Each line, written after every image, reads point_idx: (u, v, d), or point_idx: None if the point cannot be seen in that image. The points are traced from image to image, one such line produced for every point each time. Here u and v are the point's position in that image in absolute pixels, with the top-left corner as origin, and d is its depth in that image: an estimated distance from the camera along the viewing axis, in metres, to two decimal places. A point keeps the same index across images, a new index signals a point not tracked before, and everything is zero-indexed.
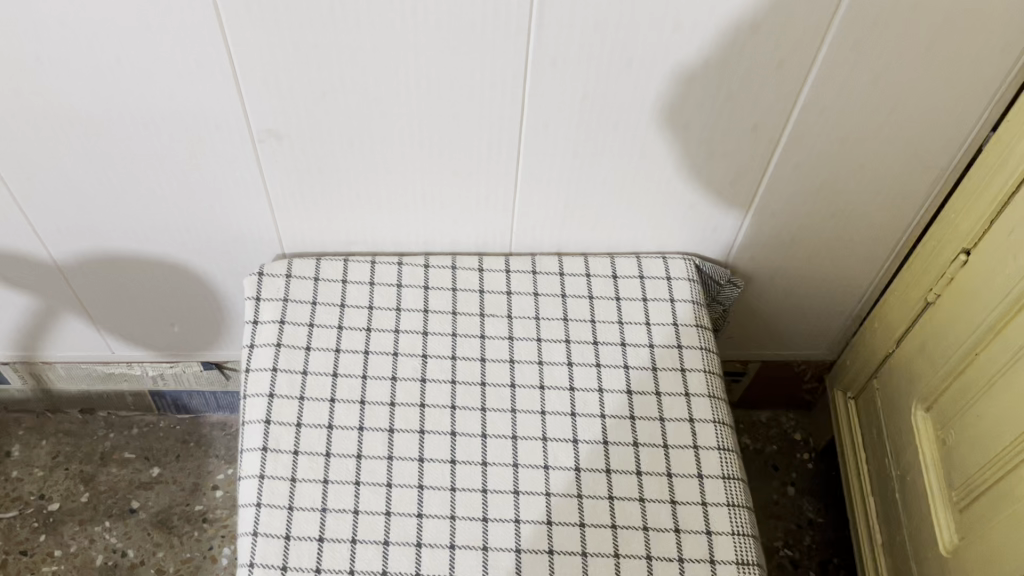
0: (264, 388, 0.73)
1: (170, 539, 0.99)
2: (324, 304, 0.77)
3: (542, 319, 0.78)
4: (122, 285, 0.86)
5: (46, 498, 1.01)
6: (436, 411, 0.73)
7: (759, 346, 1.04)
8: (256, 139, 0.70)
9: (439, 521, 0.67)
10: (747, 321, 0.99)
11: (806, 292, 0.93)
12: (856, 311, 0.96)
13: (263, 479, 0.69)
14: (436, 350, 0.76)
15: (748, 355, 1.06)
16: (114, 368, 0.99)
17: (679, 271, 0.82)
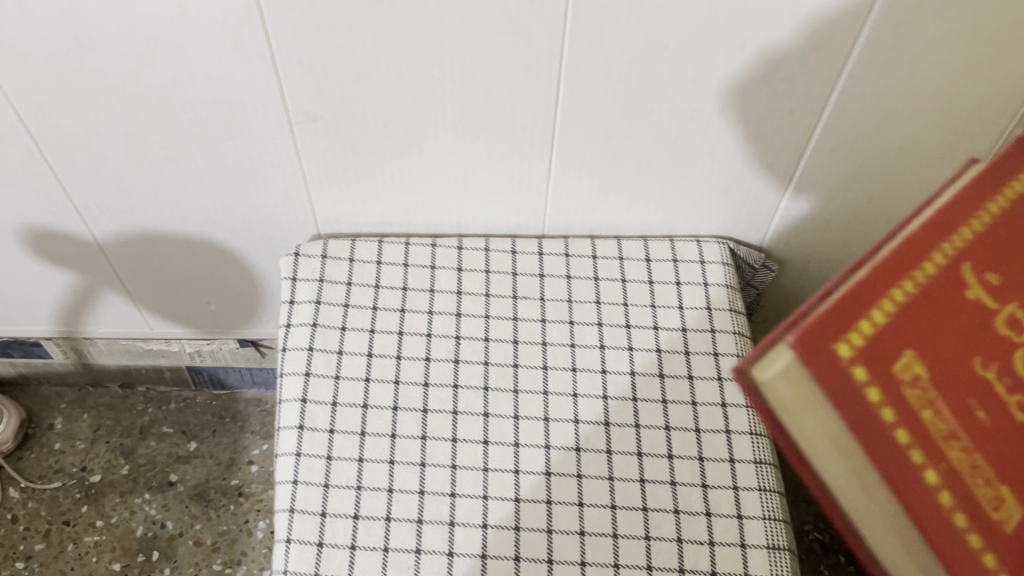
0: (301, 367, 0.74)
1: (207, 512, 1.01)
2: (359, 285, 0.78)
3: (575, 302, 0.79)
4: (162, 263, 0.87)
5: (87, 470, 1.04)
6: (469, 392, 0.73)
7: None
8: (293, 121, 0.70)
9: (471, 500, 0.68)
10: (781, 306, 0.98)
11: None
12: None
13: (299, 457, 0.70)
14: (470, 332, 0.76)
15: None
16: (153, 345, 1.00)
17: (712, 255, 0.82)
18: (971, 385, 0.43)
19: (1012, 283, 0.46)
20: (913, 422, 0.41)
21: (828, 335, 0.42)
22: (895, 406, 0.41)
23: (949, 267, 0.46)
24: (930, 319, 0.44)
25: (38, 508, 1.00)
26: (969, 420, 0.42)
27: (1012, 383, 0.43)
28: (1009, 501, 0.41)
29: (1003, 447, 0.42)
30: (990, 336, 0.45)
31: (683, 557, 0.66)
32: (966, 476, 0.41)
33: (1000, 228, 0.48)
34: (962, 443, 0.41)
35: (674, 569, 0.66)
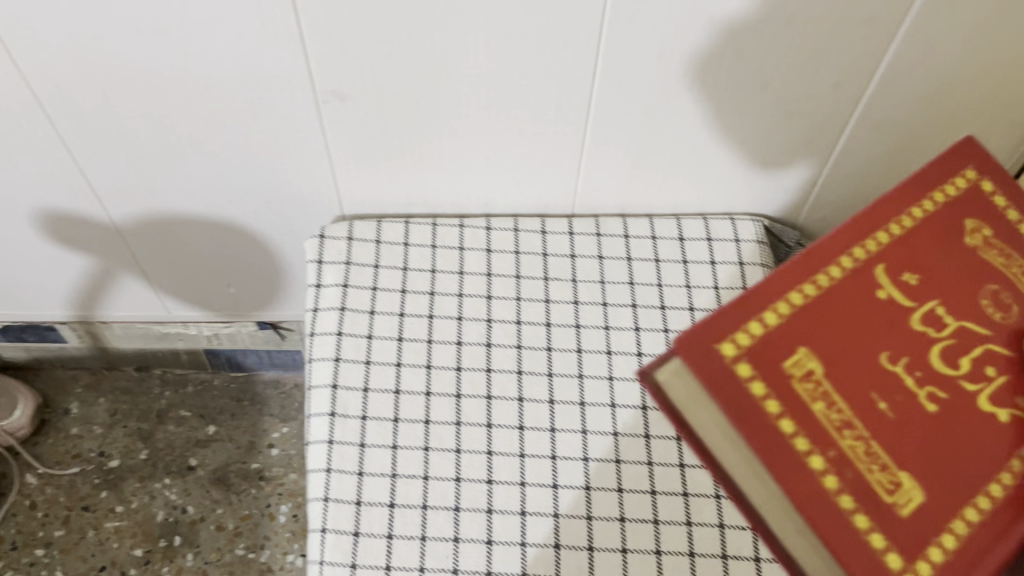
0: (330, 352, 0.72)
1: (228, 496, 1.00)
2: (386, 268, 0.76)
3: (608, 283, 0.77)
4: (181, 246, 0.85)
5: (105, 455, 1.02)
6: (503, 376, 0.72)
7: None
8: (320, 100, 0.68)
9: (509, 487, 0.67)
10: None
11: None
12: None
13: (332, 444, 0.69)
14: (501, 315, 0.75)
15: None
16: (170, 328, 0.98)
17: (747, 233, 0.80)
18: (876, 375, 0.50)
19: (923, 285, 0.54)
20: (806, 411, 0.48)
21: (727, 334, 0.50)
22: (788, 397, 0.48)
23: (858, 269, 0.54)
24: (842, 315, 0.52)
25: (57, 494, 1.00)
26: (868, 407, 0.48)
27: (920, 374, 0.50)
28: (907, 486, 0.47)
29: (906, 429, 0.48)
30: (897, 328, 0.52)
31: (726, 543, 0.65)
32: (856, 460, 0.47)
33: (912, 237, 0.56)
34: (858, 429, 0.48)
35: (717, 555, 0.65)
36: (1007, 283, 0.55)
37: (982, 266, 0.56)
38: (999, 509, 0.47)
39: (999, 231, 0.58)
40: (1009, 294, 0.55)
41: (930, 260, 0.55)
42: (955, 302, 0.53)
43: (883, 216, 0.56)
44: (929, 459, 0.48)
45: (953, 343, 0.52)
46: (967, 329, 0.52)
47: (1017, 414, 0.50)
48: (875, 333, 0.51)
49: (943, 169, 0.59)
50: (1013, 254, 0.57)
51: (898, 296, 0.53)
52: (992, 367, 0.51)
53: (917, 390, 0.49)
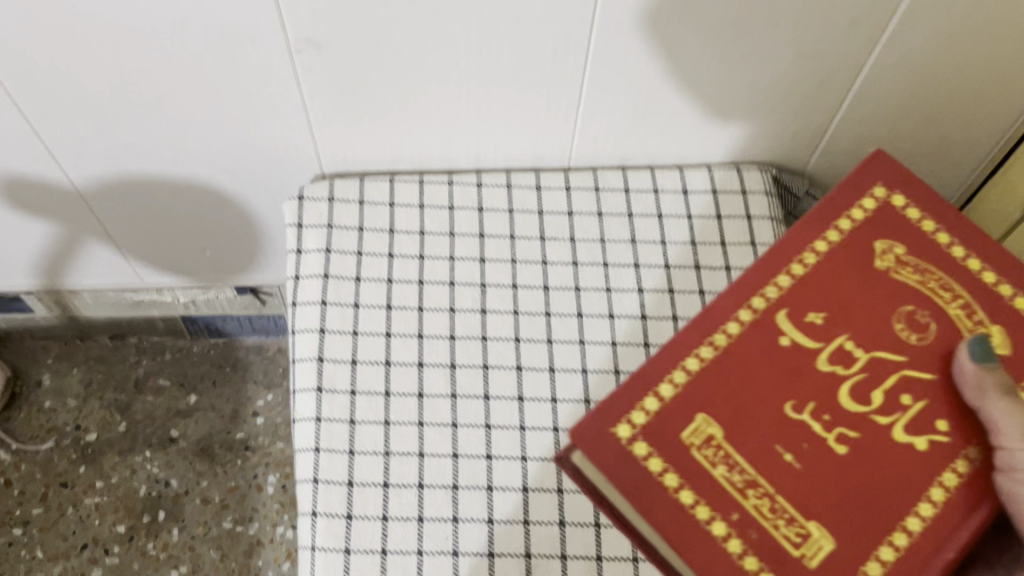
0: (314, 323, 0.68)
1: (212, 468, 0.96)
2: (372, 231, 0.71)
3: (608, 242, 0.72)
4: (150, 209, 0.79)
5: (82, 428, 0.98)
6: (499, 344, 0.68)
7: None
8: (294, 49, 0.62)
9: (509, 462, 0.64)
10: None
11: None
12: None
13: (320, 422, 0.64)
14: (496, 279, 0.70)
15: None
16: (143, 295, 0.93)
17: (755, 183, 0.75)
18: (780, 427, 0.49)
19: (831, 324, 0.52)
20: (704, 477, 0.48)
21: (623, 414, 0.49)
22: (687, 464, 0.48)
23: (758, 322, 0.52)
24: (742, 370, 0.50)
25: (33, 471, 0.95)
26: (772, 459, 0.48)
27: (829, 418, 0.49)
28: (816, 538, 0.46)
29: (815, 483, 0.47)
30: (803, 377, 0.50)
31: None
32: (759, 518, 0.47)
33: (819, 275, 0.53)
34: (766, 483, 0.47)
35: None
36: (929, 303, 0.52)
37: (896, 288, 0.53)
38: (926, 548, 0.46)
39: (914, 246, 0.54)
40: (928, 314, 0.52)
41: (839, 296, 0.53)
42: (867, 337, 0.51)
43: (788, 258, 0.54)
44: (844, 509, 0.47)
45: (863, 386, 0.50)
46: (883, 361, 0.50)
47: (936, 443, 0.48)
48: (777, 387, 0.50)
49: (849, 191, 0.56)
50: (935, 270, 0.53)
51: (805, 343, 0.51)
52: (910, 397, 0.49)
53: (826, 434, 0.48)
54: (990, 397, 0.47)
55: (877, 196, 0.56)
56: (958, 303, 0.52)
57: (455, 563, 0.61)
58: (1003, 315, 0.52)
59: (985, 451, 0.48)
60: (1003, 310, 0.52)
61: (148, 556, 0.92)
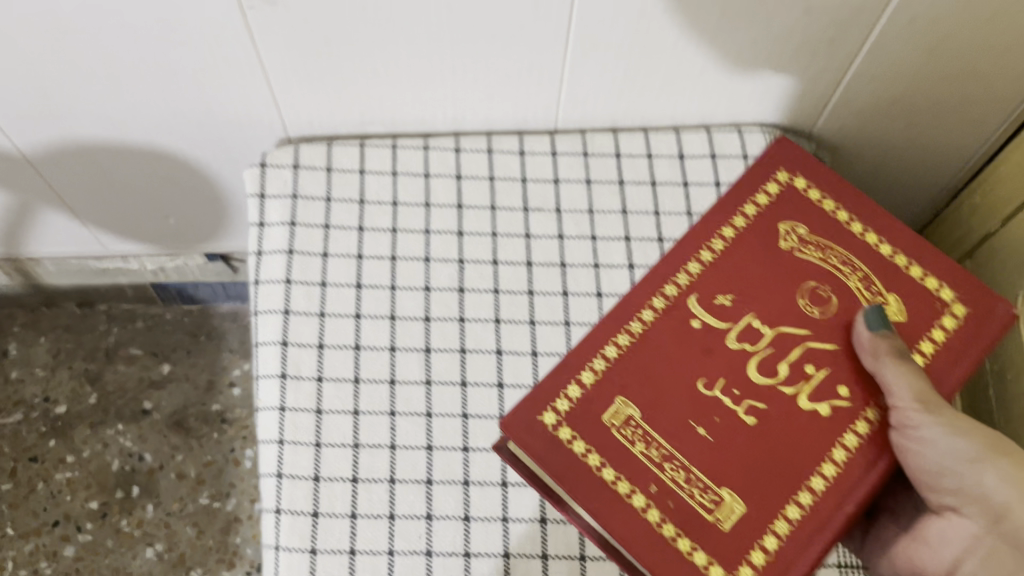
0: (278, 303, 0.63)
1: (187, 441, 0.93)
2: (340, 201, 0.66)
3: (597, 213, 0.67)
4: (105, 176, 0.74)
5: (51, 400, 0.94)
6: (477, 326, 0.63)
7: None
8: (245, 6, 0.56)
9: (487, 454, 0.59)
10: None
11: (894, 169, 0.80)
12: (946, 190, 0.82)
13: (284, 412, 0.60)
14: (475, 254, 0.65)
15: None
16: (108, 263, 0.88)
17: (756, 148, 0.69)
18: (690, 402, 0.48)
19: (741, 298, 0.50)
20: (623, 456, 0.47)
21: (547, 403, 0.48)
22: (604, 442, 0.47)
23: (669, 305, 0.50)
24: (651, 352, 0.49)
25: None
26: (683, 436, 0.47)
27: (738, 393, 0.48)
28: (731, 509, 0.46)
29: (728, 456, 0.46)
30: (715, 351, 0.49)
31: None
32: (676, 490, 0.46)
33: (727, 257, 0.52)
34: (675, 455, 0.47)
35: None
36: (832, 276, 0.51)
37: (802, 263, 0.51)
38: (835, 509, 0.45)
39: (813, 224, 0.53)
40: (831, 288, 0.50)
41: (750, 272, 0.51)
42: (774, 309, 0.50)
43: (698, 240, 0.52)
44: (757, 482, 0.46)
45: (772, 359, 0.48)
46: (791, 333, 0.49)
47: (839, 409, 0.48)
48: (688, 364, 0.49)
49: (752, 174, 0.55)
50: (836, 246, 0.52)
51: (716, 319, 0.50)
52: (814, 366, 0.48)
53: (736, 408, 0.47)
54: (886, 361, 0.46)
55: (781, 179, 0.54)
56: (859, 277, 0.51)
57: (428, 564, 0.57)
58: (899, 284, 0.51)
59: (884, 412, 0.47)
60: (899, 279, 0.51)
61: (122, 533, 0.89)
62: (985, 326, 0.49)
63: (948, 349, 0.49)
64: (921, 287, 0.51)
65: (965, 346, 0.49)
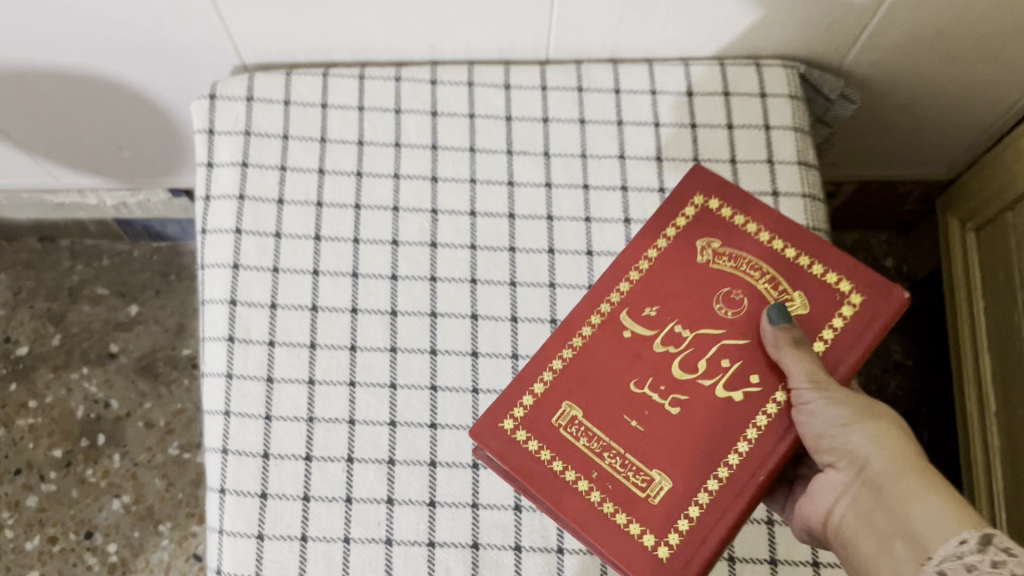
0: (227, 257, 0.56)
1: (157, 388, 0.87)
2: (299, 139, 0.59)
3: (591, 158, 0.59)
4: (44, 106, 0.66)
5: (12, 341, 0.88)
6: (450, 287, 0.56)
7: (873, 166, 0.82)
8: None
9: (456, 433, 0.53)
10: (853, 142, 0.77)
11: (930, 111, 0.71)
12: (988, 133, 0.73)
13: (231, 380, 0.54)
14: (450, 204, 0.58)
15: (855, 175, 0.84)
16: (64, 198, 0.82)
17: (776, 85, 0.60)
18: (616, 397, 0.45)
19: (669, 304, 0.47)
20: (567, 449, 0.45)
21: (501, 409, 0.46)
22: (543, 433, 0.45)
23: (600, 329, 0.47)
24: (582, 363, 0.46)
25: None
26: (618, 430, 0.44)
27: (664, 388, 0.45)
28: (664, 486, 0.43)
29: (661, 444, 0.44)
30: (643, 350, 0.46)
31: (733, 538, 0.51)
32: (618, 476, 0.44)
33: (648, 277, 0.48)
34: (608, 443, 0.44)
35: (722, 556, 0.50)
36: (741, 281, 0.47)
37: (717, 268, 0.47)
38: (750, 481, 0.43)
39: (716, 230, 0.49)
40: (744, 289, 0.47)
41: (677, 279, 0.48)
42: (695, 308, 0.47)
43: (624, 256, 0.49)
44: (693, 464, 0.43)
45: (692, 354, 0.45)
46: (710, 331, 0.46)
47: (752, 395, 0.45)
48: (615, 364, 0.46)
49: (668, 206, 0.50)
50: (745, 250, 0.48)
51: (643, 323, 0.47)
52: (730, 359, 0.45)
53: (662, 401, 0.45)
54: (784, 350, 0.43)
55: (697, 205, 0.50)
56: (767, 278, 0.47)
57: (387, 555, 0.51)
58: (801, 280, 0.47)
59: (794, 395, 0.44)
60: (801, 276, 0.47)
61: (87, 483, 0.84)
62: (883, 315, 0.45)
63: (846, 337, 0.45)
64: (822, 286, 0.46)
65: (860, 333, 0.45)
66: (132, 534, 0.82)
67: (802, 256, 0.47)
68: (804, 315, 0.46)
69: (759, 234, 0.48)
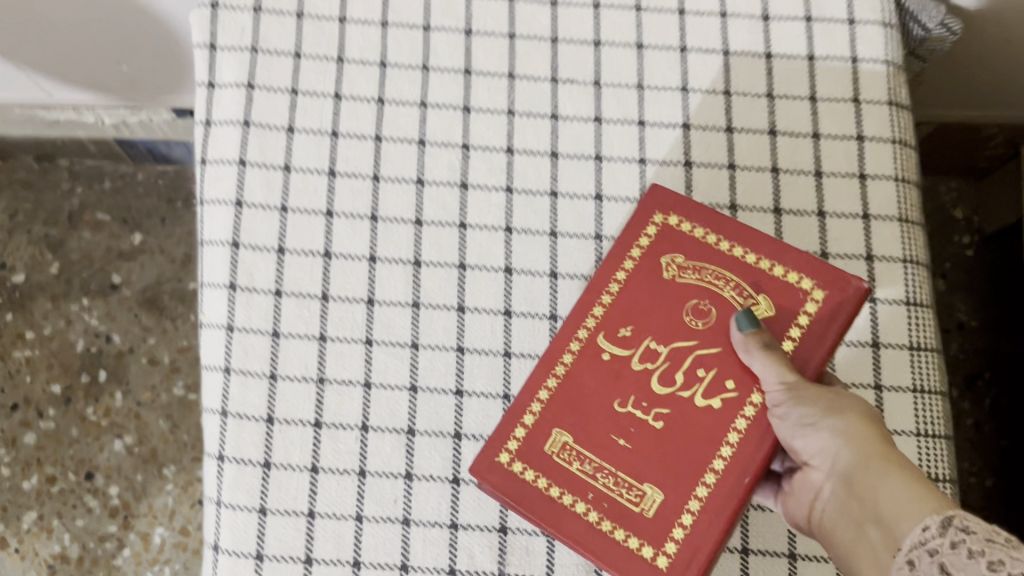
0: (230, 192, 0.49)
1: (161, 322, 0.81)
2: (313, 59, 0.51)
3: (649, 90, 0.51)
4: (28, 8, 0.59)
5: (7, 269, 0.82)
6: (482, 236, 0.49)
7: (952, 104, 0.74)
8: None
9: (485, 402, 0.47)
10: (943, 73, 0.68)
11: None
12: None
13: (231, 333, 0.47)
14: (484, 139, 0.50)
15: (932, 113, 0.76)
16: (60, 114, 0.75)
17: (867, 9, 0.52)
18: (597, 417, 0.41)
19: (645, 318, 0.42)
20: (554, 471, 0.41)
21: (497, 441, 0.41)
22: (540, 463, 0.41)
23: (577, 357, 0.42)
24: (561, 387, 0.42)
25: None
26: (606, 450, 0.40)
27: (647, 405, 0.41)
28: (654, 494, 0.39)
29: (650, 459, 0.40)
30: (622, 368, 0.42)
31: (794, 534, 0.45)
32: (612, 494, 0.40)
33: (622, 299, 0.43)
34: (599, 462, 0.40)
35: (783, 553, 0.45)
36: (708, 292, 0.42)
37: (682, 282, 0.43)
38: (737, 484, 0.39)
39: (677, 242, 0.43)
40: (712, 298, 0.42)
41: (649, 295, 0.43)
42: (669, 320, 0.42)
43: (597, 277, 0.44)
44: (687, 473, 0.40)
45: (668, 367, 0.41)
46: (684, 342, 0.41)
47: (730, 400, 0.40)
48: (592, 384, 0.42)
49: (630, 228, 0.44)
50: (709, 260, 0.43)
51: (618, 341, 0.42)
52: (706, 367, 0.41)
53: (644, 417, 0.41)
54: (755, 354, 0.39)
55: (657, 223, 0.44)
56: (732, 286, 0.42)
57: (405, 536, 0.45)
58: (764, 283, 0.42)
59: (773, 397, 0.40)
60: (762, 279, 0.42)
61: (88, 421, 0.79)
62: (847, 311, 0.41)
63: (811, 337, 0.41)
64: (786, 286, 0.42)
65: (825, 333, 0.41)
66: (135, 476, 0.77)
67: (761, 259, 0.42)
68: (770, 319, 0.41)
69: (718, 242, 0.43)
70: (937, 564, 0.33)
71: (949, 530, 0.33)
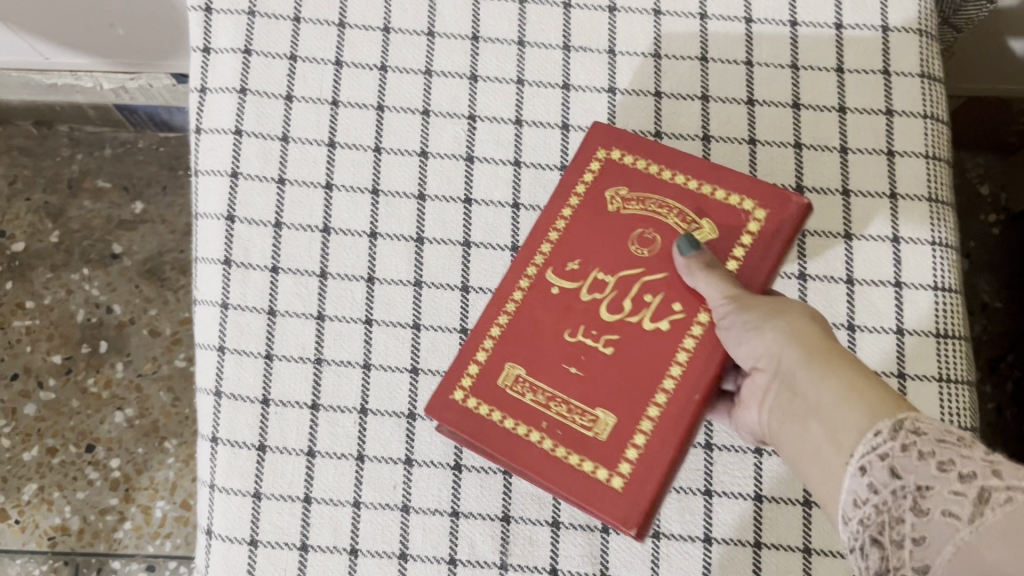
0: (224, 163, 0.47)
1: (162, 294, 0.80)
2: (312, 23, 0.49)
3: (666, 60, 0.48)
4: None
5: (7, 237, 0.81)
6: (488, 212, 0.47)
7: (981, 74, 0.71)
8: None
9: None
10: (984, 40, 0.65)
11: None
12: None
13: (226, 311, 0.45)
14: (491, 110, 0.48)
15: (959, 84, 0.73)
16: (58, 79, 0.73)
17: None
18: (548, 349, 0.40)
19: (592, 250, 0.41)
20: (507, 405, 0.40)
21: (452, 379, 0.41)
22: (496, 399, 0.40)
23: (528, 295, 0.41)
24: (512, 323, 0.41)
25: None
26: (558, 381, 0.39)
27: (597, 333, 0.40)
28: (607, 416, 0.38)
29: (603, 386, 0.39)
30: (572, 300, 0.41)
31: (810, 529, 0.43)
32: (566, 421, 0.39)
33: (571, 235, 0.42)
34: (552, 393, 0.39)
35: (797, 548, 0.43)
36: (652, 221, 0.41)
37: (627, 214, 0.42)
38: (688, 400, 0.38)
39: (622, 176, 0.42)
40: (656, 227, 0.41)
41: (596, 228, 0.42)
42: (615, 249, 0.41)
43: (546, 213, 0.43)
44: (640, 395, 0.39)
45: (615, 295, 0.40)
46: (631, 269, 0.41)
47: (678, 322, 0.39)
48: (542, 317, 0.41)
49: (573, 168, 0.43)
50: (652, 189, 0.42)
51: (566, 274, 0.41)
52: (653, 292, 0.40)
53: (594, 345, 0.40)
54: (699, 275, 0.38)
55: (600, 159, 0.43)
56: (675, 212, 0.41)
57: (404, 524, 0.43)
58: (705, 206, 0.41)
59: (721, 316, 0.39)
60: (704, 202, 0.41)
61: (89, 393, 0.78)
62: (786, 227, 0.40)
63: (754, 256, 0.40)
64: (726, 207, 0.41)
65: (766, 251, 0.40)
66: (136, 449, 0.76)
67: (703, 185, 0.41)
68: (713, 241, 0.40)
69: (661, 172, 0.42)
70: (889, 468, 0.30)
71: (900, 433, 0.30)
